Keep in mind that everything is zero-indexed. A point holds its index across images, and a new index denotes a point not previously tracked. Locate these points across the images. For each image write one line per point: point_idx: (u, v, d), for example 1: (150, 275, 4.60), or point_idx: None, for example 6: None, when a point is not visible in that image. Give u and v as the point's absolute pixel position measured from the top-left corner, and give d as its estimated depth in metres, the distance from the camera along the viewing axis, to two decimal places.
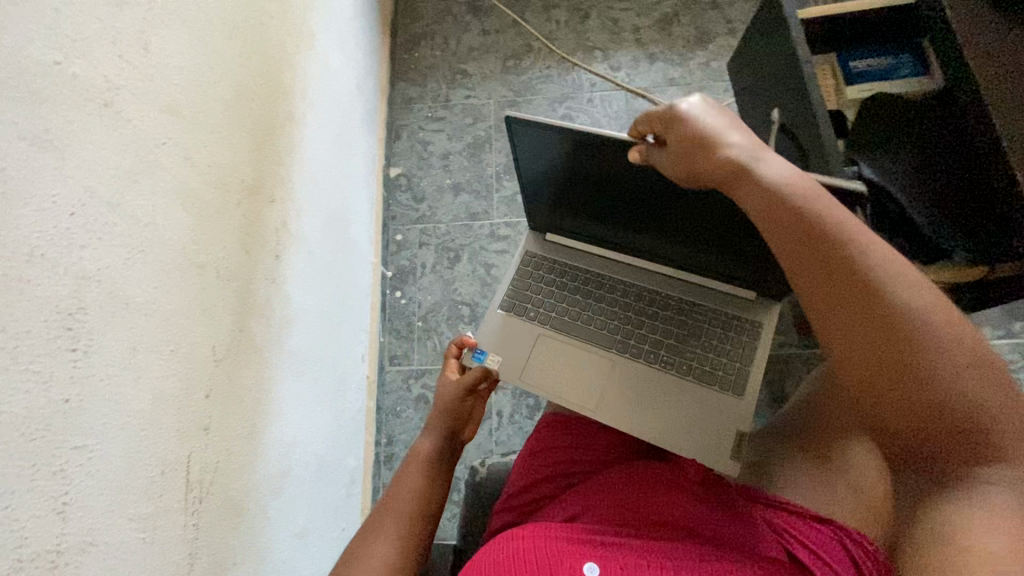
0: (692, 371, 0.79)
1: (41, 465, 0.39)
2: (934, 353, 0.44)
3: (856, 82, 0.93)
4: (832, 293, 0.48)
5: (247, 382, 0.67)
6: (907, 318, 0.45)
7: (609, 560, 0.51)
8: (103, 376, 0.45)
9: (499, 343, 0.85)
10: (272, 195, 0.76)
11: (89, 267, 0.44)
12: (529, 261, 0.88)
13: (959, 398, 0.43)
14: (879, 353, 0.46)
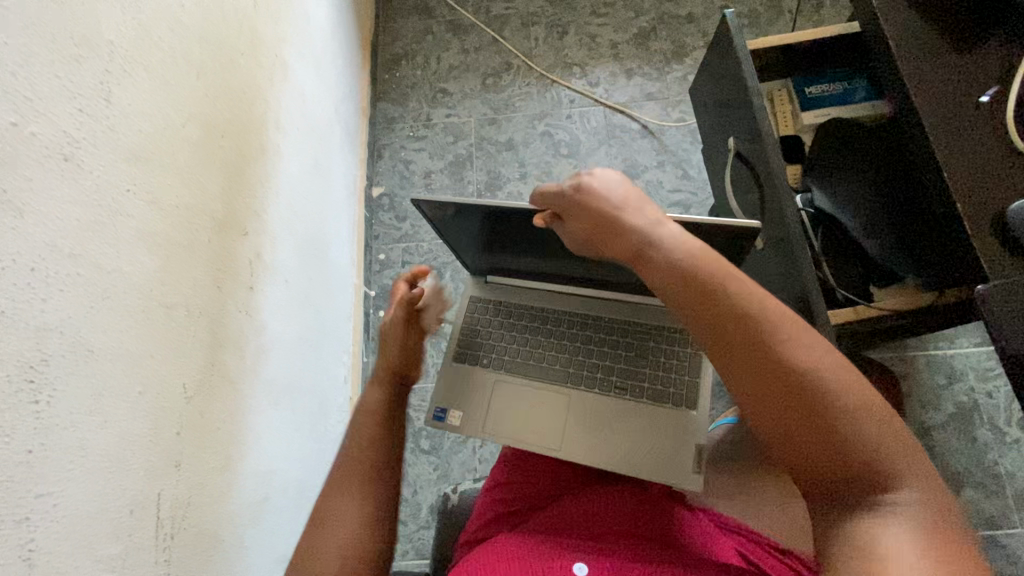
0: (645, 393, 0.84)
1: (5, 516, 0.41)
2: (835, 399, 0.50)
3: (811, 108, 0.99)
4: (744, 352, 0.53)
5: (223, 414, 0.69)
6: (804, 369, 0.51)
7: (593, 560, 0.58)
8: (69, 422, 0.47)
9: (456, 397, 0.88)
10: (245, 228, 0.78)
11: (51, 319, 0.46)
12: (475, 307, 0.93)
13: (860, 439, 0.49)
14: (791, 404, 0.51)
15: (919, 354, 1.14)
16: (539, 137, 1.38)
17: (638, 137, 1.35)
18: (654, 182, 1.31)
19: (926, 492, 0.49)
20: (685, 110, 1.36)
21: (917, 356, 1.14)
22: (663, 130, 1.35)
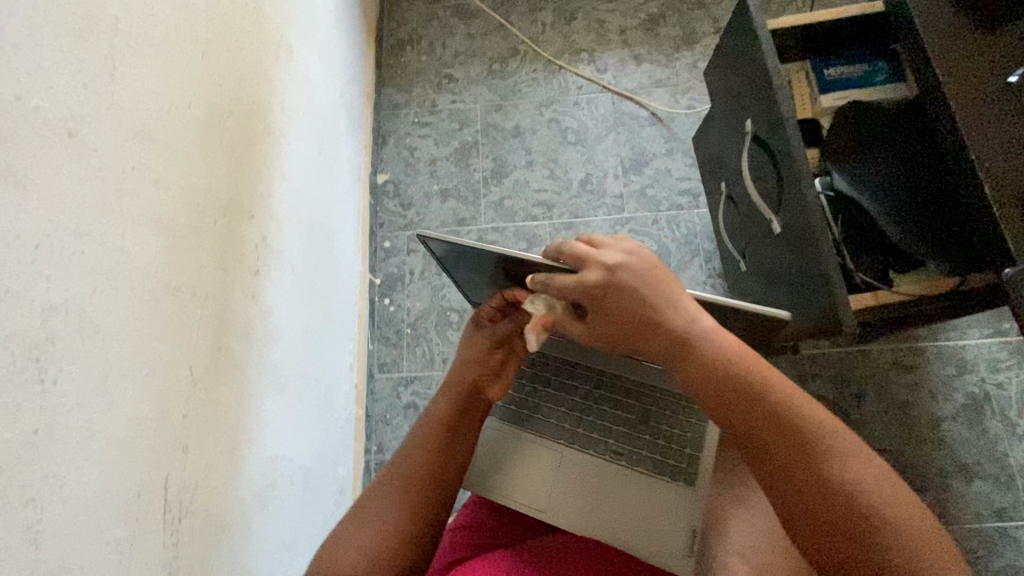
0: (642, 461, 0.80)
1: (10, 496, 0.40)
2: (879, 516, 0.51)
3: (831, 91, 0.97)
4: (787, 467, 0.54)
5: (230, 399, 0.68)
6: (835, 476, 0.52)
7: None
8: (76, 401, 0.46)
9: None
10: (252, 211, 0.77)
11: (57, 298, 0.45)
12: None
13: (903, 557, 0.49)
14: (834, 519, 0.52)
15: (930, 344, 1.13)
16: (547, 125, 1.36)
17: (647, 124, 1.33)
18: (663, 169, 1.29)
19: None
20: (695, 97, 1.34)
21: (928, 347, 1.13)
22: (672, 117, 1.33)
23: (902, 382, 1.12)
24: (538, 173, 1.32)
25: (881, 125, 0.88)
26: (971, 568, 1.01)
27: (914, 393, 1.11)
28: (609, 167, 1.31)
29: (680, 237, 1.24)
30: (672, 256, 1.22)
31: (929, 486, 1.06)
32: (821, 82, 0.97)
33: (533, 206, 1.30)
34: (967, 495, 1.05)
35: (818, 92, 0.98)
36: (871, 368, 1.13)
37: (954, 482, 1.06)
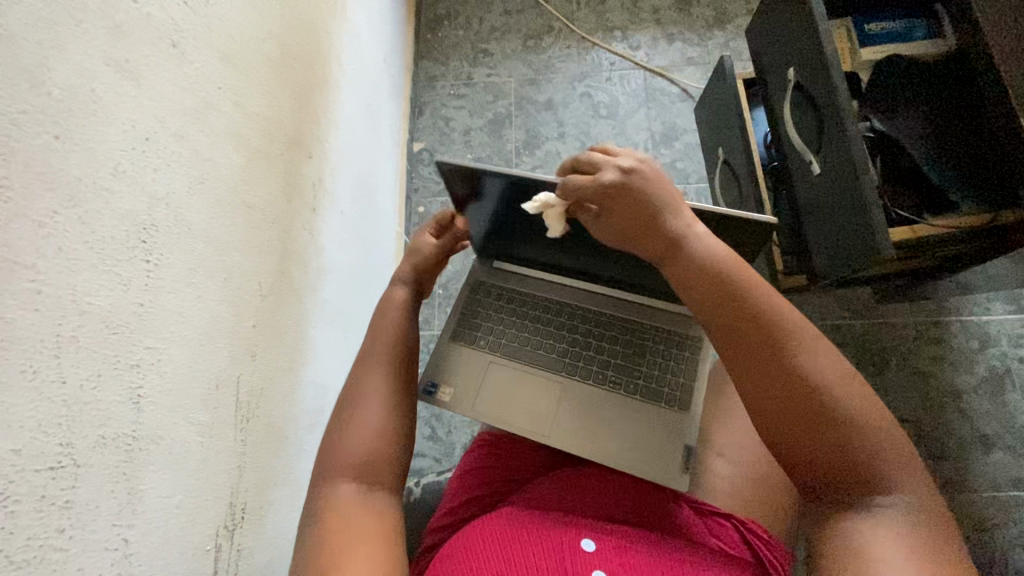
0: (638, 389, 0.80)
1: (121, 357, 0.44)
2: (845, 410, 0.52)
3: (869, 45, 0.97)
4: (762, 359, 0.54)
5: (289, 321, 0.72)
6: (814, 385, 0.52)
7: (600, 537, 0.59)
8: (172, 287, 0.50)
9: (447, 375, 0.83)
10: (310, 150, 0.81)
11: (160, 190, 0.49)
12: (473, 287, 0.89)
13: (863, 449, 0.51)
14: (802, 412, 0.52)
15: (953, 318, 1.15)
16: (579, 99, 1.39)
17: (678, 100, 1.36)
18: (693, 144, 1.32)
19: (921, 500, 0.51)
20: None
21: (952, 321, 1.15)
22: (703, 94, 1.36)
23: (925, 354, 1.13)
24: (569, 144, 1.36)
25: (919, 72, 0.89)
26: (990, 536, 1.03)
27: (937, 366, 1.13)
28: (640, 140, 1.34)
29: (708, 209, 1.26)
30: None
31: (949, 455, 1.07)
32: (859, 35, 0.98)
33: None
34: (988, 464, 1.07)
35: (857, 45, 0.97)
36: (895, 340, 1.15)
37: (975, 452, 1.07)
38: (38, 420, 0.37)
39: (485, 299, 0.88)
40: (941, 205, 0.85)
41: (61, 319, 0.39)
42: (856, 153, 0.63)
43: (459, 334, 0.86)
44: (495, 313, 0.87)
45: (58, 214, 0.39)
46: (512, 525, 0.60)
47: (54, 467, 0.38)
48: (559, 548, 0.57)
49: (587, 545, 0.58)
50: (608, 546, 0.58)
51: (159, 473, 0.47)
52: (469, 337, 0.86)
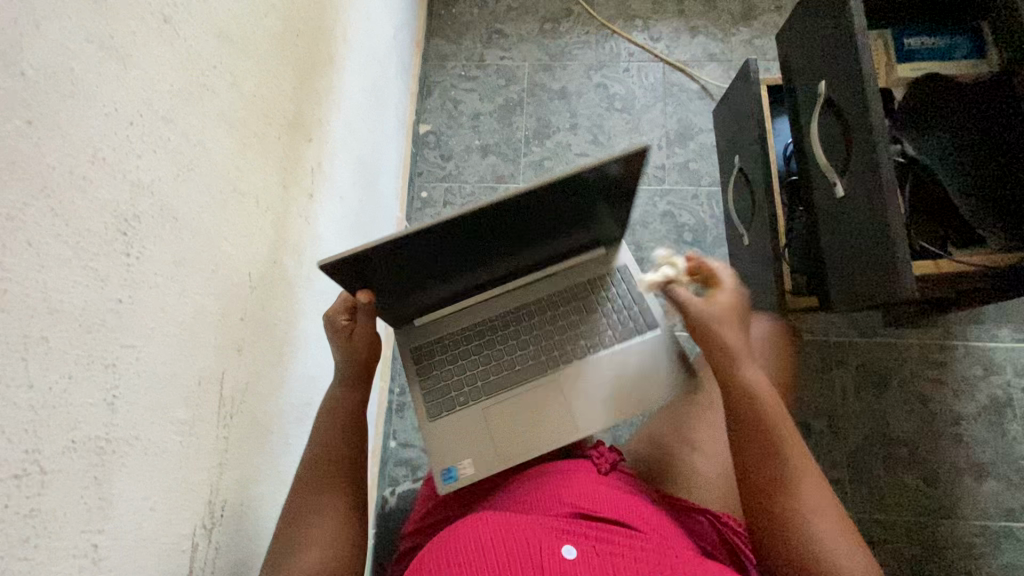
0: (611, 337, 0.81)
1: (96, 356, 0.41)
2: (810, 508, 0.55)
3: (910, 59, 0.93)
4: (749, 442, 0.58)
5: (279, 312, 0.69)
6: (787, 478, 0.56)
7: (581, 543, 0.54)
8: (154, 281, 0.47)
9: (445, 438, 0.78)
10: (310, 134, 0.77)
11: (145, 177, 0.46)
12: (417, 358, 0.81)
13: (824, 549, 0.53)
14: (772, 497, 0.56)
15: (959, 343, 1.13)
16: (593, 90, 1.35)
17: (696, 98, 1.32)
18: (708, 145, 1.28)
19: None
20: None
21: (957, 346, 1.13)
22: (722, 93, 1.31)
23: (927, 377, 1.12)
24: (581, 137, 1.31)
25: (959, 95, 0.85)
26: (974, 564, 1.03)
27: (940, 390, 1.11)
28: (653, 138, 1.29)
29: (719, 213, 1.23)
30: (709, 232, 1.21)
31: (941, 480, 1.06)
32: (899, 48, 0.93)
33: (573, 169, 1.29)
34: (979, 492, 1.06)
35: (896, 58, 0.93)
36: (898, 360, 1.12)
37: (968, 479, 1.06)
38: (3, 425, 0.35)
39: (433, 360, 0.81)
40: (965, 236, 0.82)
41: (29, 319, 0.36)
42: (883, 166, 0.59)
43: (434, 411, 0.79)
44: (443, 363, 0.81)
45: (28, 205, 0.36)
46: (483, 533, 0.54)
47: (18, 475, 0.36)
48: (539, 552, 0.52)
49: (568, 551, 0.53)
50: (587, 549, 0.53)
51: (134, 476, 0.46)
52: (440, 404, 0.80)
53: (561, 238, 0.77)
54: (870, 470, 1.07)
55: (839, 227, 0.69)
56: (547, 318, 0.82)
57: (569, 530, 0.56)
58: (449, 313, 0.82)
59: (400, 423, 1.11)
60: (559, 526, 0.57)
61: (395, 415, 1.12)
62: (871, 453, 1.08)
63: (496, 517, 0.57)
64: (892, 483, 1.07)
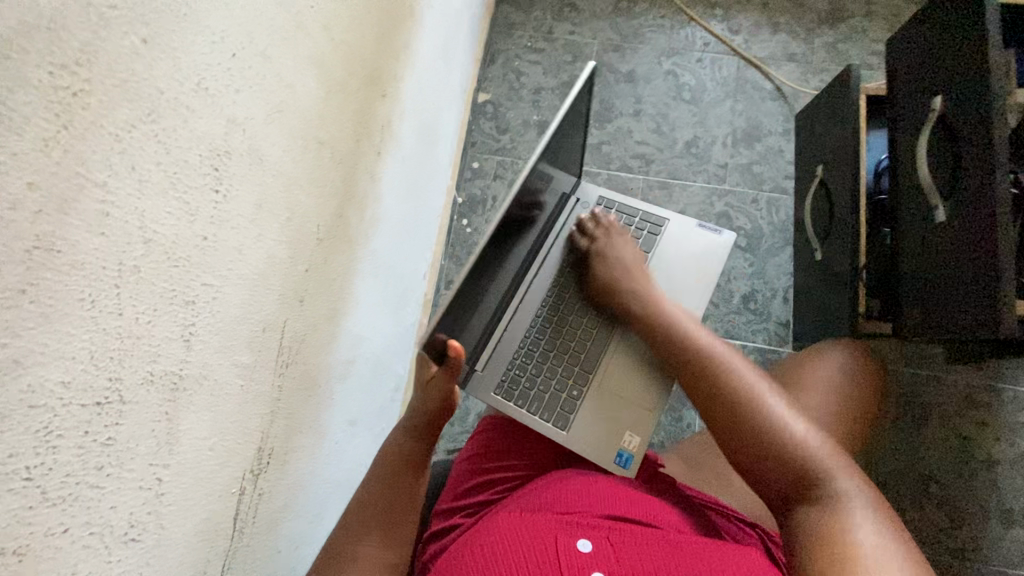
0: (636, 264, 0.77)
1: (178, 292, 0.41)
2: (757, 399, 0.56)
3: None
4: (688, 366, 0.62)
5: (337, 267, 0.68)
6: (729, 380, 0.59)
7: (597, 537, 0.52)
8: (236, 221, 0.46)
9: (576, 432, 0.69)
10: (385, 89, 0.75)
11: (239, 113, 0.45)
12: (504, 393, 0.71)
13: (779, 431, 0.54)
14: (719, 405, 0.58)
15: None
16: (662, 77, 1.30)
17: (769, 98, 1.26)
18: (775, 149, 1.23)
19: (857, 486, 0.50)
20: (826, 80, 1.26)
21: (1005, 390, 1.05)
22: (797, 96, 1.25)
23: (968, 417, 1.05)
24: (643, 125, 1.27)
25: None
26: None
27: (982, 432, 1.04)
28: (718, 134, 1.25)
29: (776, 221, 1.18)
30: (765, 239, 1.17)
31: (968, 523, 1.00)
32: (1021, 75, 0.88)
33: (631, 157, 1.25)
34: (1005, 542, 0.99)
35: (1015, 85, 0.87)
36: (939, 397, 1.06)
37: (993, 525, 1.00)
38: (92, 351, 0.34)
39: (517, 389, 0.72)
40: None
41: (125, 246, 0.35)
42: (1000, 189, 0.58)
43: (563, 422, 0.70)
44: (530, 384, 0.72)
45: (135, 128, 0.35)
46: (495, 534, 0.53)
47: (100, 402, 0.35)
48: (550, 550, 0.50)
49: (582, 545, 0.51)
50: (604, 544, 0.51)
51: (199, 414, 0.45)
52: (559, 414, 0.70)
53: (531, 232, 0.73)
54: (895, 504, 1.01)
55: (930, 252, 0.67)
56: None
57: (588, 524, 0.54)
58: (496, 345, 0.73)
59: None
60: (575, 519, 0.55)
61: None
62: (896, 485, 1.02)
63: (510, 514, 0.56)
64: (915, 519, 1.00)
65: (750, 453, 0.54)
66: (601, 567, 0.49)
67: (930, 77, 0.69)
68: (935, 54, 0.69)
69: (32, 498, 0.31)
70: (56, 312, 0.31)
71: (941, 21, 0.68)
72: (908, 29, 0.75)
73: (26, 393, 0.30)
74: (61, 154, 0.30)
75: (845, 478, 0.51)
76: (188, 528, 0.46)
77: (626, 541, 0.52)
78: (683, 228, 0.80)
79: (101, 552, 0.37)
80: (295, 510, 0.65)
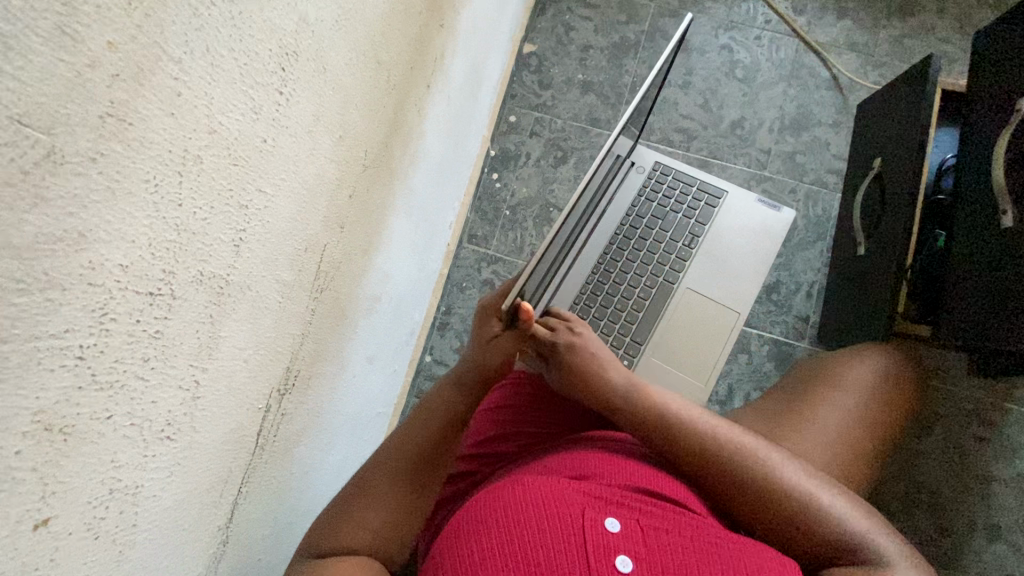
0: (691, 238, 0.76)
1: (235, 194, 0.39)
2: (775, 471, 0.57)
3: None
4: (692, 455, 0.59)
5: (376, 199, 0.66)
6: (728, 450, 0.58)
7: (626, 518, 0.52)
8: (294, 130, 0.44)
9: None
10: (443, 20, 0.72)
11: (311, 13, 0.42)
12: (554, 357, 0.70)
13: (809, 500, 0.55)
14: (735, 477, 0.57)
15: None
16: (717, 51, 1.24)
17: (823, 87, 1.21)
18: (821, 141, 1.19)
19: (888, 542, 0.54)
20: (886, 75, 1.20)
21: (1013, 409, 1.02)
22: (853, 88, 1.20)
23: (971, 431, 1.02)
24: (690, 98, 1.23)
25: None
26: None
27: (982, 447, 1.01)
28: (766, 118, 1.21)
29: (811, 215, 1.16)
30: (798, 232, 1.15)
31: (952, 532, 0.98)
32: None
33: (673, 131, 1.21)
34: (988, 556, 0.97)
35: None
36: (945, 407, 1.03)
37: (978, 539, 0.98)
38: (151, 237, 0.32)
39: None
40: None
41: (192, 132, 0.33)
42: None
43: None
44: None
45: (214, 6, 0.32)
46: (524, 493, 0.53)
47: (153, 293, 0.34)
48: (579, 524, 0.50)
49: (610, 525, 0.50)
50: (630, 525, 0.51)
51: (239, 324, 0.44)
52: None
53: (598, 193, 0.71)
54: (885, 506, 1.00)
55: (989, 259, 0.66)
56: (646, 255, 0.76)
57: (614, 502, 0.54)
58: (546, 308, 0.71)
59: (439, 342, 1.10)
60: (602, 496, 0.54)
61: (436, 332, 1.11)
62: (890, 489, 1.00)
63: (537, 478, 0.55)
64: (901, 522, 0.99)
65: (778, 518, 0.55)
66: (627, 550, 0.49)
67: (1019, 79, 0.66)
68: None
69: (82, 379, 0.31)
70: (122, 189, 0.29)
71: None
72: (994, 24, 0.71)
73: (87, 269, 0.29)
74: (143, 18, 0.28)
75: (872, 531, 0.54)
76: (217, 436, 0.45)
77: (656, 526, 0.52)
78: (742, 204, 0.78)
79: (139, 444, 0.36)
80: (312, 435, 0.65)
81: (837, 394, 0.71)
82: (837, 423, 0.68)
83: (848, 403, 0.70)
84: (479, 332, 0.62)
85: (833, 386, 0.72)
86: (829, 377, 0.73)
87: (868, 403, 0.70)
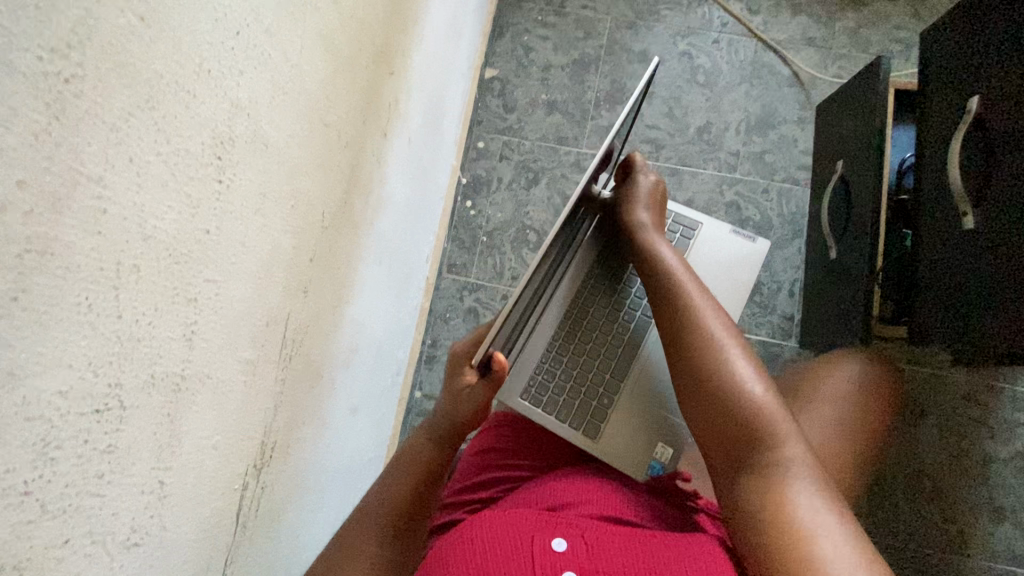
0: None
1: (180, 290, 0.38)
2: (732, 362, 0.57)
3: None
4: (674, 325, 0.61)
5: (342, 255, 0.66)
6: (712, 340, 0.59)
7: (574, 535, 0.52)
8: (239, 213, 0.44)
9: (605, 439, 0.69)
10: (392, 67, 0.72)
11: (243, 96, 0.42)
12: (533, 397, 0.70)
13: (745, 397, 0.55)
14: (697, 352, 0.59)
15: None
16: (677, 58, 1.25)
17: (785, 84, 1.22)
18: (789, 138, 1.20)
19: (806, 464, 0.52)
20: (845, 67, 1.21)
21: (1004, 388, 1.02)
22: (815, 83, 1.21)
23: (965, 414, 1.02)
24: (655, 108, 1.23)
25: None
26: None
27: (977, 428, 1.01)
28: (732, 121, 1.21)
29: (786, 213, 1.16)
30: (774, 231, 1.15)
31: (955, 517, 0.98)
32: None
33: (641, 142, 1.21)
34: (994, 538, 0.97)
35: None
36: (938, 393, 1.02)
37: (983, 523, 0.98)
38: (89, 356, 0.32)
39: (546, 394, 0.71)
40: None
41: (124, 244, 0.33)
42: None
43: (594, 430, 0.69)
44: (559, 391, 0.71)
45: (132, 116, 0.32)
46: (478, 530, 0.53)
47: (100, 409, 0.33)
48: (525, 546, 0.50)
49: (555, 543, 0.51)
50: (577, 541, 0.51)
51: (202, 413, 0.43)
52: (589, 422, 0.69)
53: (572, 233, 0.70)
54: (888, 499, 0.99)
55: (957, 255, 0.66)
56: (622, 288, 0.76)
57: (564, 522, 0.54)
58: (523, 351, 0.71)
59: (429, 376, 1.10)
60: (550, 518, 0.55)
61: (424, 366, 1.11)
62: (891, 481, 1.00)
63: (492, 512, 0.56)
64: (904, 513, 0.99)
65: (708, 400, 0.56)
66: (572, 566, 0.49)
67: (972, 75, 0.66)
68: (979, 49, 0.66)
69: (31, 512, 0.30)
70: (52, 319, 0.29)
71: (988, 13, 0.65)
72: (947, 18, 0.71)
73: (21, 405, 0.28)
74: (53, 148, 0.27)
75: (800, 458, 0.52)
76: (192, 526, 0.44)
77: (604, 540, 0.52)
78: (717, 231, 0.78)
79: (103, 559, 0.36)
80: (298, 500, 0.64)
81: (818, 407, 0.70)
82: (817, 438, 0.67)
83: (830, 418, 0.69)
84: (450, 382, 0.61)
85: (814, 400, 0.71)
86: (810, 390, 0.73)
87: (848, 416, 0.69)
